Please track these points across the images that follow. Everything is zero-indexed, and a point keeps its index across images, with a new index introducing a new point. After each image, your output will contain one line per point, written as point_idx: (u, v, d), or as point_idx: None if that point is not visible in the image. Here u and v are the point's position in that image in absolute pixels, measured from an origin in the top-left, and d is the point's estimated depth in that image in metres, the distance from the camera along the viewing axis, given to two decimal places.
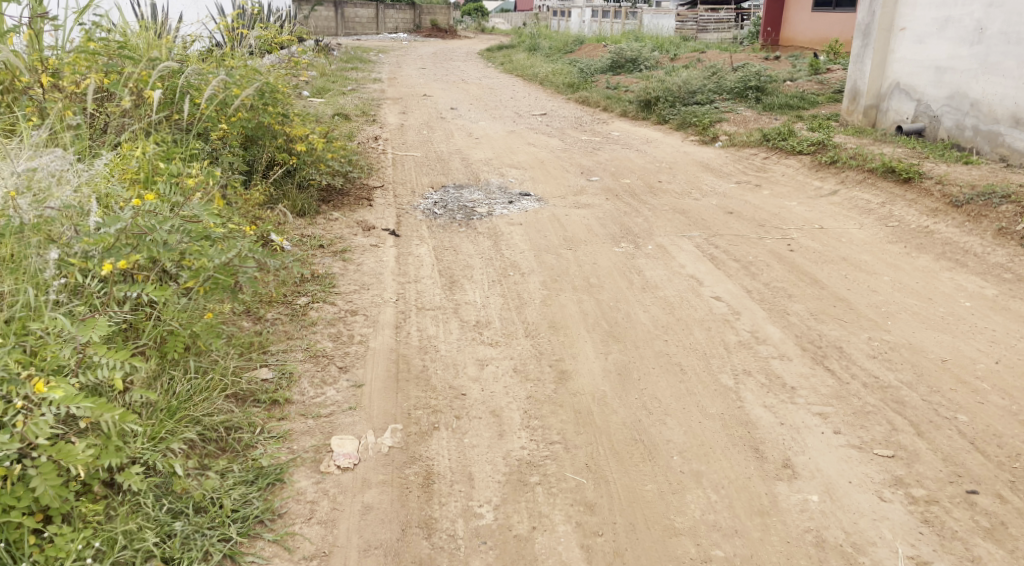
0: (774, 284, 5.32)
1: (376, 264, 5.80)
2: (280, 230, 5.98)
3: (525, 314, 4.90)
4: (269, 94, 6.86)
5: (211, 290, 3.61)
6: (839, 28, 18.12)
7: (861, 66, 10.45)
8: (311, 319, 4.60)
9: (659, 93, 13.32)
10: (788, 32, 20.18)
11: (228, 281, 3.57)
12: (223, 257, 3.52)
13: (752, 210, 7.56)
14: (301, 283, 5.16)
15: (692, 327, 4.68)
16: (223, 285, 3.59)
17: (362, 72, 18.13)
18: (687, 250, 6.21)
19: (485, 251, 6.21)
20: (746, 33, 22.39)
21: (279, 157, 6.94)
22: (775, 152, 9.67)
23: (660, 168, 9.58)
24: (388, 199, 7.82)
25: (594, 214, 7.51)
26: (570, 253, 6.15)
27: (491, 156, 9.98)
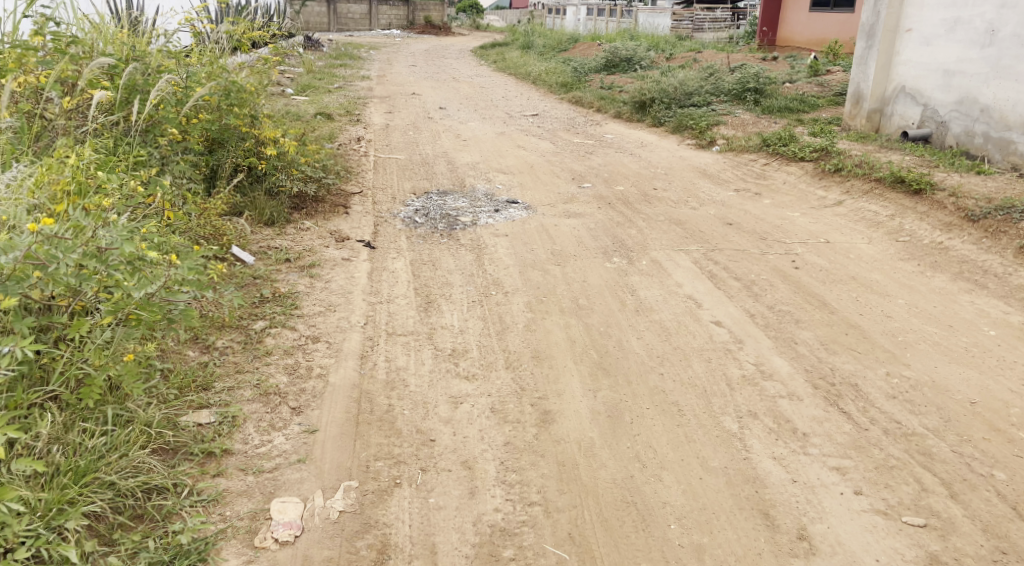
0: (779, 307, 4.87)
1: (347, 281, 5.33)
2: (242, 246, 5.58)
3: (506, 342, 4.44)
4: (234, 95, 6.41)
5: (138, 323, 3.20)
6: (837, 30, 17.73)
7: (865, 69, 10.01)
8: (266, 348, 4.15)
9: (655, 94, 12.88)
10: (786, 32, 19.77)
11: (152, 317, 3.15)
12: (142, 291, 3.10)
13: (752, 221, 7.13)
14: (260, 303, 4.73)
15: (690, 358, 4.23)
16: (147, 321, 3.17)
17: (350, 69, 17.67)
18: (684, 267, 5.77)
19: (466, 266, 5.75)
20: (742, 32, 21.96)
21: (245, 162, 6.50)
22: (775, 159, 9.24)
23: (655, 174, 9.14)
24: (366, 206, 7.36)
25: (584, 225, 7.06)
26: (558, 269, 5.69)
27: (479, 160, 9.53)
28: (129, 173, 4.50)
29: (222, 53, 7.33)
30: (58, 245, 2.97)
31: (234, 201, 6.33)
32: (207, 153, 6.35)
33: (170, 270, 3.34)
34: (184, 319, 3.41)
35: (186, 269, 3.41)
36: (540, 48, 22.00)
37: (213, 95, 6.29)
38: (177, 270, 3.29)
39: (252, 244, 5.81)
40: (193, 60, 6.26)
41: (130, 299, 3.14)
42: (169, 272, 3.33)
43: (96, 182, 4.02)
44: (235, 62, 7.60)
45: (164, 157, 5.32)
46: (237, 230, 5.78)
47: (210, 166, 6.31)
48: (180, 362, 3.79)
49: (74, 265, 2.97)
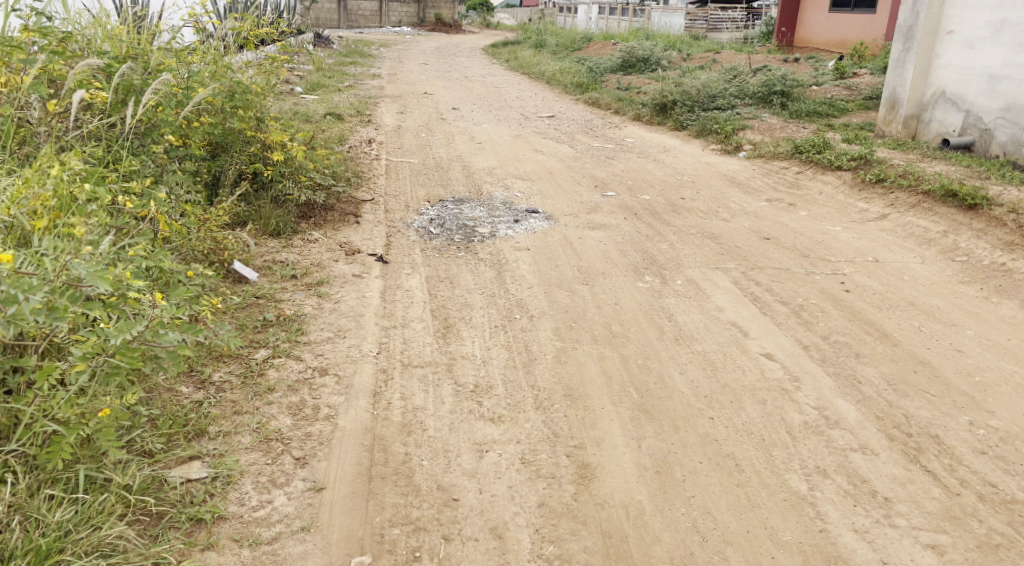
0: (835, 338, 4.41)
1: (357, 302, 4.89)
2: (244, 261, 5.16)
3: (534, 376, 3.99)
4: (240, 95, 5.99)
5: (116, 369, 2.81)
6: (858, 31, 17.20)
7: (902, 72, 9.49)
8: (268, 383, 3.72)
9: (676, 97, 12.41)
10: (803, 33, 19.27)
11: (131, 365, 2.76)
12: (119, 337, 2.73)
13: (790, 235, 6.66)
14: (263, 328, 4.32)
15: (741, 399, 3.77)
16: (127, 369, 2.79)
17: (361, 66, 17.23)
18: (724, 288, 5.32)
19: (486, 285, 5.32)
20: (759, 32, 21.42)
21: (250, 168, 6.10)
22: (809, 166, 8.76)
23: (682, 182, 8.68)
24: (377, 215, 6.92)
25: (611, 238, 6.61)
26: (587, 289, 5.25)
27: (495, 165, 9.09)
28: (120, 183, 4.10)
29: (229, 50, 6.92)
30: (19, 283, 2.60)
31: (238, 210, 5.92)
32: (209, 158, 5.95)
33: (154, 310, 2.96)
34: (171, 363, 3.02)
35: (172, 308, 3.02)
36: (553, 48, 21.53)
37: (217, 96, 5.87)
38: (161, 311, 2.91)
39: (257, 260, 5.40)
40: (194, 57, 5.84)
41: (106, 344, 2.76)
42: (152, 311, 2.95)
43: (80, 195, 3.63)
44: (242, 61, 7.18)
45: (161, 165, 4.92)
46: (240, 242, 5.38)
47: (213, 172, 5.90)
48: (171, 401, 3.40)
49: (37, 303, 2.59)
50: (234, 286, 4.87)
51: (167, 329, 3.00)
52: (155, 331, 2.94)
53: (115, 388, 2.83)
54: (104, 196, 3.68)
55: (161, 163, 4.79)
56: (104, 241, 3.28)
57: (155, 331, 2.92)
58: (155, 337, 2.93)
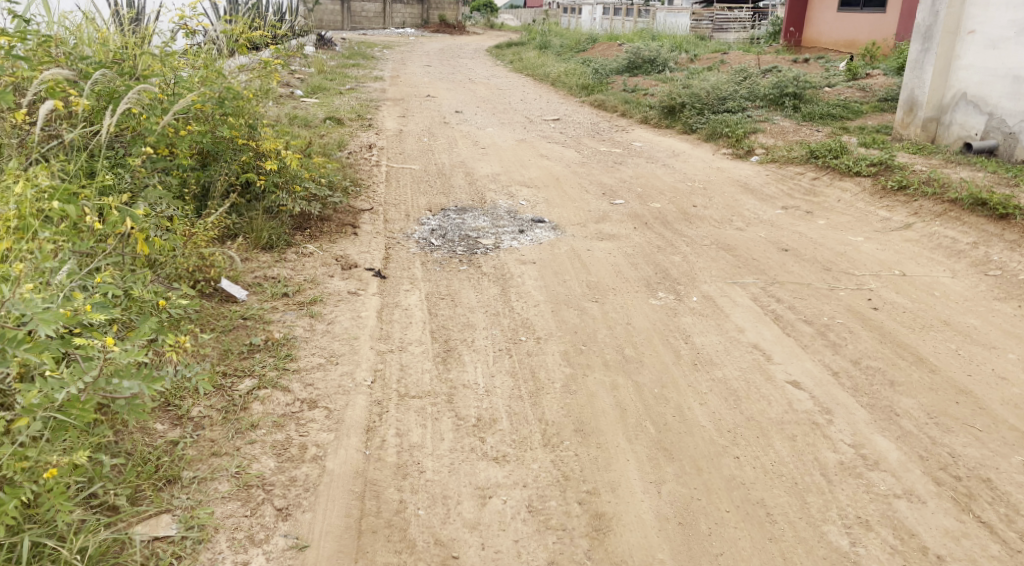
0: (866, 363, 4.09)
1: (352, 322, 4.57)
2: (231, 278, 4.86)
3: (541, 408, 3.67)
4: (230, 102, 5.69)
5: (66, 421, 2.55)
6: (867, 31, 16.86)
7: (921, 73, 9.14)
8: (251, 418, 3.41)
9: (685, 99, 12.09)
10: (811, 32, 18.90)
11: (80, 419, 2.52)
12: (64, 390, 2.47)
13: (810, 247, 6.34)
14: (249, 354, 4.02)
15: (768, 434, 3.45)
16: (77, 423, 2.55)
17: (363, 69, 16.94)
18: (743, 305, 5.00)
19: (490, 303, 5.01)
20: (765, 32, 21.09)
21: (242, 178, 5.80)
22: (826, 172, 8.43)
23: (693, 189, 8.35)
24: (376, 225, 6.61)
25: (620, 249, 6.30)
26: (597, 307, 4.93)
27: (499, 171, 8.77)
28: (95, 200, 3.84)
29: (220, 55, 6.64)
30: None
31: (230, 222, 5.62)
32: (199, 168, 5.65)
33: (107, 354, 2.71)
34: (130, 410, 2.78)
35: (129, 352, 2.75)
36: (557, 49, 21.22)
37: (206, 103, 5.56)
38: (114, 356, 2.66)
39: (247, 276, 5.11)
40: (181, 63, 5.57)
41: (54, 396, 2.51)
42: (105, 357, 2.70)
43: (49, 213, 3.37)
44: (234, 65, 6.90)
45: (139, 181, 4.66)
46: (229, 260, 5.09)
47: (202, 183, 5.60)
48: (144, 440, 3.12)
49: None
50: (221, 306, 4.56)
51: (123, 376, 2.75)
52: (108, 379, 2.69)
53: (67, 442, 2.60)
54: (74, 214, 3.41)
55: (141, 177, 4.52)
56: (61, 273, 3.02)
57: (107, 380, 2.68)
58: (108, 387, 2.68)
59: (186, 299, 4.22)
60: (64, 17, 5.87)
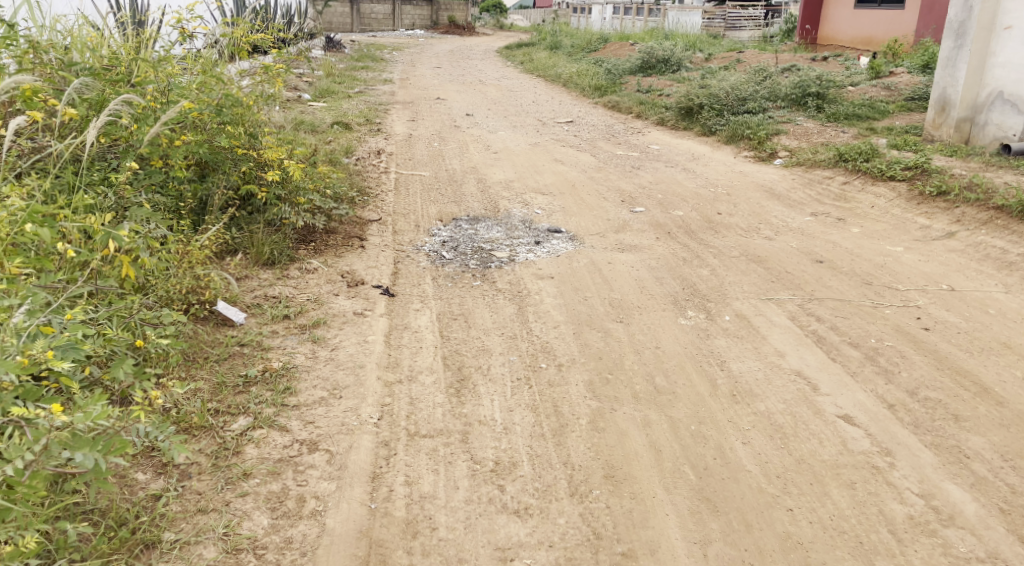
0: (924, 394, 3.71)
1: (358, 348, 4.20)
2: (228, 298, 4.51)
3: (566, 449, 3.29)
4: (227, 110, 5.35)
5: (14, 499, 2.41)
6: (885, 27, 16.41)
7: (954, 72, 8.72)
8: (244, 465, 3.06)
9: (703, 100, 11.70)
10: (826, 30, 18.50)
11: (28, 496, 2.41)
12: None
13: (846, 258, 5.96)
14: (245, 388, 3.66)
15: (823, 480, 3.08)
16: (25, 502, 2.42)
17: (372, 71, 16.60)
18: (781, 325, 4.62)
19: (506, 324, 4.65)
20: (779, 30, 20.66)
21: (242, 190, 5.43)
22: (857, 176, 8.02)
23: (716, 195, 7.96)
24: (384, 237, 6.26)
25: (644, 261, 5.92)
26: (622, 328, 4.55)
27: (512, 177, 8.40)
28: (73, 220, 3.55)
29: (221, 60, 6.33)
30: None
31: (229, 237, 5.25)
32: (197, 180, 5.29)
33: (56, 423, 2.51)
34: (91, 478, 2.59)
35: (81, 417, 2.54)
36: (568, 48, 20.86)
37: (203, 110, 5.23)
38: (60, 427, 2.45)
39: (245, 296, 4.76)
40: (175, 70, 5.26)
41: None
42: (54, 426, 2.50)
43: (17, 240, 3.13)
44: (236, 70, 6.59)
45: (124, 198, 4.35)
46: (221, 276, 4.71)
47: (199, 196, 5.23)
48: (122, 495, 2.80)
49: None
50: (216, 331, 4.20)
51: (78, 444, 2.53)
52: (60, 450, 2.51)
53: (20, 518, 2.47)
54: (44, 238, 3.15)
55: (124, 194, 4.20)
56: (19, 313, 2.77)
57: (58, 450, 2.50)
58: (60, 458, 2.51)
59: (176, 326, 3.90)
60: (56, 20, 5.62)
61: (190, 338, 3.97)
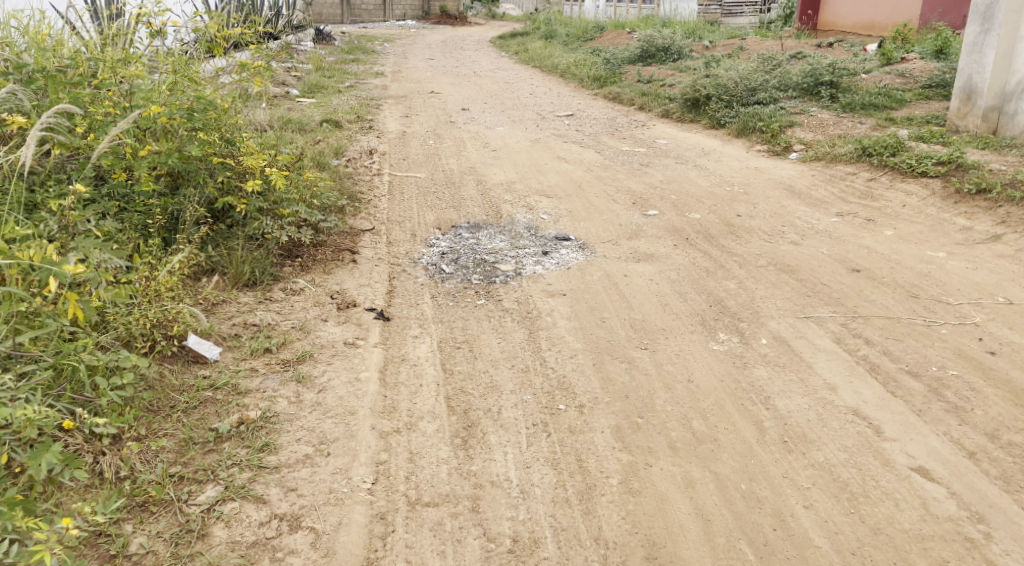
0: (1007, 438, 3.25)
1: (348, 390, 3.65)
2: (199, 329, 3.93)
3: (597, 520, 2.85)
4: (199, 115, 4.79)
5: None
6: (886, 12, 15.86)
7: (981, 58, 8.14)
8: (207, 557, 2.64)
9: (710, 91, 11.16)
10: (828, 15, 17.81)
11: None
12: None
13: (885, 266, 5.44)
14: (216, 446, 3.10)
15: (907, 558, 2.68)
16: None
17: (363, 64, 15.99)
18: (827, 350, 4.10)
19: (516, 352, 4.12)
20: (776, 15, 20.10)
21: (218, 203, 4.88)
22: (883, 172, 7.51)
23: (732, 194, 7.43)
24: (378, 249, 5.72)
25: (663, 273, 5.39)
26: (648, 357, 4.03)
27: (514, 178, 7.86)
28: (8, 258, 3.06)
29: (195, 58, 5.74)
30: None
31: (204, 256, 4.70)
32: (168, 192, 4.75)
33: None
34: None
35: None
36: (564, 37, 20.27)
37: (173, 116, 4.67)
38: None
39: (222, 326, 4.22)
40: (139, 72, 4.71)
41: None
42: None
43: None
44: (211, 69, 6.00)
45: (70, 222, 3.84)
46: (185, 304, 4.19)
47: (170, 211, 4.68)
48: None
49: None
50: (186, 373, 3.67)
51: None
52: None
53: None
54: None
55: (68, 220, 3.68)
56: None
57: None
58: None
59: (137, 369, 3.37)
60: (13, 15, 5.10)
61: (151, 386, 3.42)
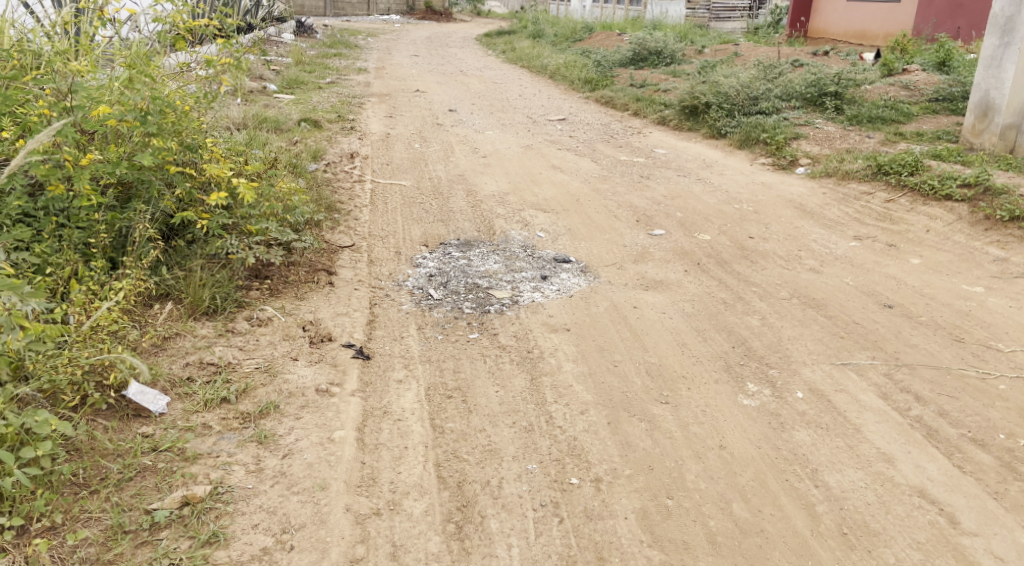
0: None
1: (321, 453, 3.08)
2: (129, 374, 3.23)
3: None
4: (156, 117, 4.17)
5: None
6: (879, 21, 15.42)
7: (999, 72, 7.65)
8: None
9: (710, 99, 10.64)
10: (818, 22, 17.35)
11: None
12: None
13: (920, 301, 4.93)
14: (152, 537, 2.63)
15: None
16: None
17: (346, 59, 15.33)
18: (874, 408, 3.56)
19: (516, 404, 3.55)
20: (764, 21, 19.64)
21: (175, 217, 4.27)
22: (902, 193, 7.01)
23: (742, 212, 6.91)
24: (358, 270, 5.12)
25: (676, 304, 4.85)
26: (671, 414, 3.48)
27: (506, 188, 7.28)
28: None
29: (157, 53, 5.09)
30: None
31: (156, 281, 4.11)
32: (117, 206, 4.16)
33: None
34: None
35: None
36: (553, 37, 19.70)
37: (121, 119, 4.02)
38: None
39: (173, 368, 3.63)
40: (86, 67, 4.10)
41: None
42: None
43: None
44: (177, 64, 5.36)
45: None
46: (126, 340, 3.62)
47: (117, 227, 4.08)
48: None
49: None
50: (126, 431, 3.08)
51: None
52: None
53: None
54: None
55: None
56: None
57: None
58: None
59: (58, 430, 2.83)
60: None
61: (73, 457, 2.85)
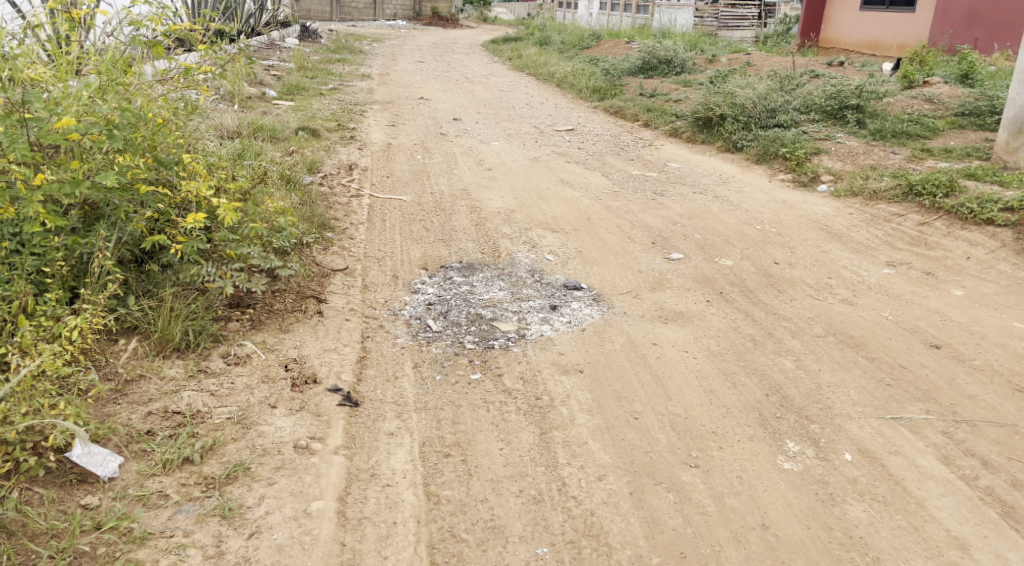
0: None
1: (298, 534, 2.72)
2: (67, 436, 2.78)
3: None
4: (124, 131, 3.72)
5: None
6: (892, 33, 14.98)
7: None
8: None
9: (725, 110, 10.17)
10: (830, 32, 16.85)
11: None
12: None
13: (969, 339, 4.48)
14: None
15: None
16: None
17: (349, 64, 14.89)
18: (935, 477, 3.12)
19: (524, 467, 3.11)
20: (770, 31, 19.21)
21: (145, 241, 3.82)
22: (937, 215, 6.54)
23: (764, 233, 6.46)
24: (350, 297, 4.66)
25: (700, 341, 4.38)
26: (703, 483, 3.04)
27: (511, 205, 6.82)
28: None
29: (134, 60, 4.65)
30: None
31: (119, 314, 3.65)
32: (79, 229, 3.71)
33: None
34: None
35: None
36: (559, 45, 19.25)
37: (83, 133, 3.57)
38: None
39: (132, 420, 3.18)
40: (47, 73, 3.66)
41: None
42: None
43: None
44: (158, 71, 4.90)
45: None
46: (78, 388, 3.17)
47: (78, 254, 3.63)
48: None
49: None
50: (66, 503, 2.68)
51: None
52: None
53: None
54: None
55: None
56: None
57: None
58: None
59: None
60: None
61: None
